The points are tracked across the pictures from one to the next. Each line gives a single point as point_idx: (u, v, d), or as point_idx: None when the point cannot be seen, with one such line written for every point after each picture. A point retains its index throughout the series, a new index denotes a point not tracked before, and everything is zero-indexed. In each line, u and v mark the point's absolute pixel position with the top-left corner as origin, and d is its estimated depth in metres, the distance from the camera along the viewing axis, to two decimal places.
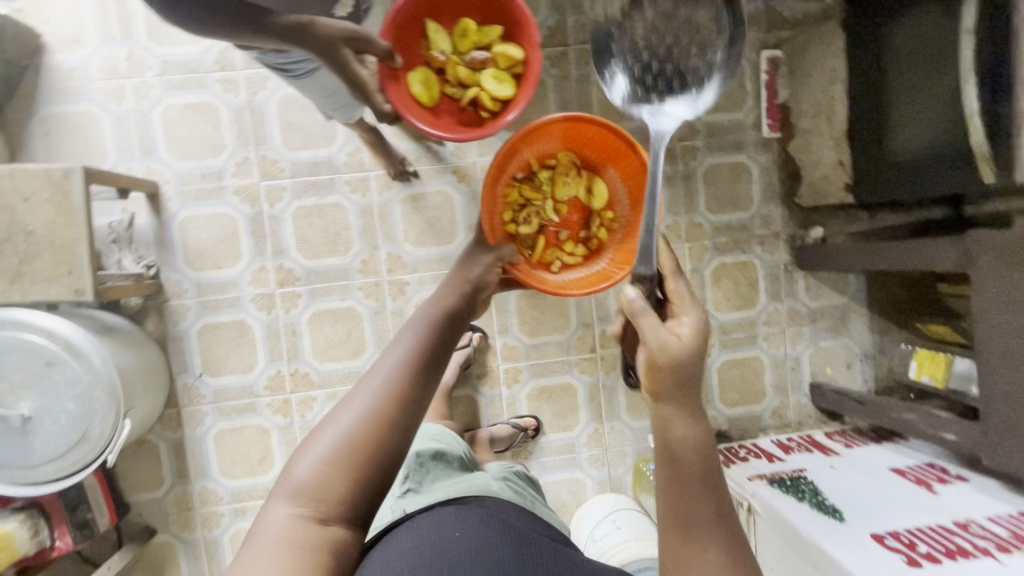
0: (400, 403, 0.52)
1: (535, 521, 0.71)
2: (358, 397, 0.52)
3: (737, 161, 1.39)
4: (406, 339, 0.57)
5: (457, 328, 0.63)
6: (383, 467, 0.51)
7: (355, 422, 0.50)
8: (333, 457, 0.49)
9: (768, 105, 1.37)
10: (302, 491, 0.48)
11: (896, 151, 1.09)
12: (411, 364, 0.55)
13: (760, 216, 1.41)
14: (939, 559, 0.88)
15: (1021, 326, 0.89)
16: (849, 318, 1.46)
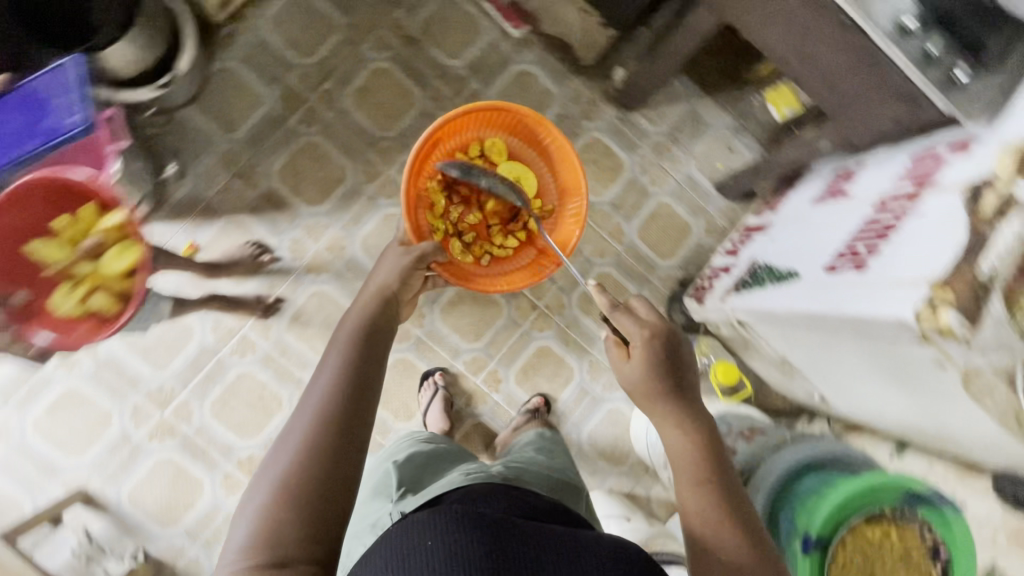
0: (326, 428, 0.65)
1: (518, 497, 0.75)
2: (290, 438, 0.64)
3: (514, 73, 1.41)
4: (326, 376, 0.72)
5: (375, 350, 0.78)
6: (324, 483, 0.60)
7: (295, 453, 0.62)
8: (274, 494, 0.59)
9: (499, 10, 1.39)
10: (252, 542, 0.55)
11: None
12: (335, 398, 0.68)
13: (568, 98, 1.44)
14: (877, 247, 0.91)
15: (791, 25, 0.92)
16: (701, 113, 1.50)
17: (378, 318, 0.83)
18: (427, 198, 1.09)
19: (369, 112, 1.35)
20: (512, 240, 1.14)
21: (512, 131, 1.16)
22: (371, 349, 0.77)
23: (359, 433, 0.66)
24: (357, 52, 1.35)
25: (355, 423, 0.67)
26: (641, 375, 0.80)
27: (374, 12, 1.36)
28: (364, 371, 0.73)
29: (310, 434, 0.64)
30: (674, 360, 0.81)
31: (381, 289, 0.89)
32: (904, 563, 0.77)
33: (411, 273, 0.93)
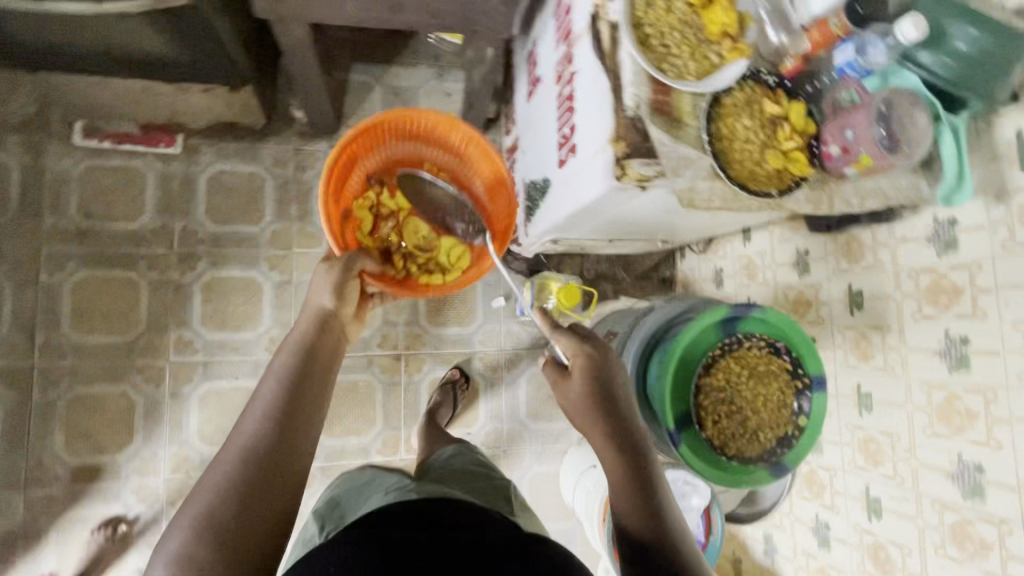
0: (249, 475, 0.57)
1: (433, 509, 0.68)
2: (222, 464, 0.58)
3: (204, 183, 1.28)
4: (266, 392, 0.63)
5: (313, 375, 0.68)
6: (241, 552, 0.54)
7: (227, 479, 0.56)
8: (196, 521, 0.53)
9: (140, 143, 1.25)
10: (181, 560, 0.51)
11: (179, 57, 1.01)
12: (264, 436, 0.60)
13: (272, 163, 1.32)
14: (572, 124, 0.88)
15: None
16: (398, 82, 1.41)
17: (320, 338, 0.73)
18: (353, 213, 0.96)
19: (104, 327, 1.21)
20: (442, 256, 1.01)
21: (432, 142, 0.96)
22: (308, 376, 0.68)
23: (278, 491, 0.58)
24: (43, 287, 1.19)
25: (281, 476, 0.59)
26: (576, 401, 0.73)
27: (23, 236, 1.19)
28: (298, 417, 0.63)
29: (244, 462, 0.58)
30: (607, 389, 0.73)
31: (313, 306, 0.77)
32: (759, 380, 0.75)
33: (320, 287, 0.78)
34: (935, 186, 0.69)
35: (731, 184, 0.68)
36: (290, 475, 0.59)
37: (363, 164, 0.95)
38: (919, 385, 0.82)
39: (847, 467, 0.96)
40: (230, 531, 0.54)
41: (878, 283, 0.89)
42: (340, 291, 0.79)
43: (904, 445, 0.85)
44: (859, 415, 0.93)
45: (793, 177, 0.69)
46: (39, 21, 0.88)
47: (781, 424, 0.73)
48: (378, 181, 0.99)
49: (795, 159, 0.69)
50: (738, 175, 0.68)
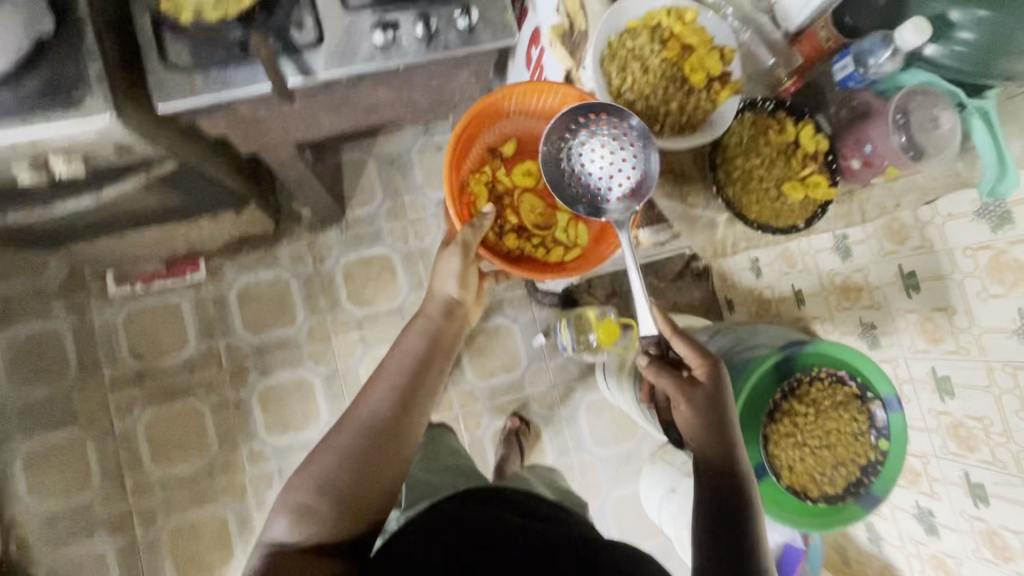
0: (373, 443, 0.68)
1: (524, 500, 0.75)
2: (350, 429, 0.69)
3: (235, 298, 1.33)
4: (389, 385, 0.73)
5: (428, 372, 0.76)
6: (361, 504, 0.66)
7: (351, 444, 0.67)
8: (320, 488, 0.65)
9: (169, 277, 1.30)
10: (303, 513, 0.64)
11: (184, 206, 1.04)
12: (385, 411, 0.70)
13: (293, 263, 1.35)
14: None
15: (327, 111, 0.85)
16: (389, 150, 1.41)
17: (444, 325, 0.82)
18: (469, 186, 0.86)
19: (181, 456, 1.28)
20: (562, 233, 0.87)
21: (552, 115, 0.83)
22: (429, 367, 0.77)
23: (395, 464, 0.69)
24: (119, 433, 1.26)
25: (398, 449, 0.70)
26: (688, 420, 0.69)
27: (89, 391, 1.27)
28: (416, 408, 0.73)
29: (370, 430, 0.69)
30: (723, 420, 0.68)
31: (436, 295, 0.83)
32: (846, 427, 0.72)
33: (436, 300, 0.83)
34: (979, 175, 0.63)
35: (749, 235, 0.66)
36: (400, 454, 0.70)
37: (482, 139, 0.87)
38: (1001, 366, 0.77)
39: (940, 453, 0.91)
40: (345, 485, 0.65)
41: (932, 263, 0.84)
42: (463, 283, 0.82)
43: (998, 429, 0.80)
44: (941, 399, 0.88)
45: (818, 206, 0.65)
46: (56, 224, 0.93)
47: (861, 455, 0.69)
48: (498, 153, 0.89)
49: (817, 186, 0.65)
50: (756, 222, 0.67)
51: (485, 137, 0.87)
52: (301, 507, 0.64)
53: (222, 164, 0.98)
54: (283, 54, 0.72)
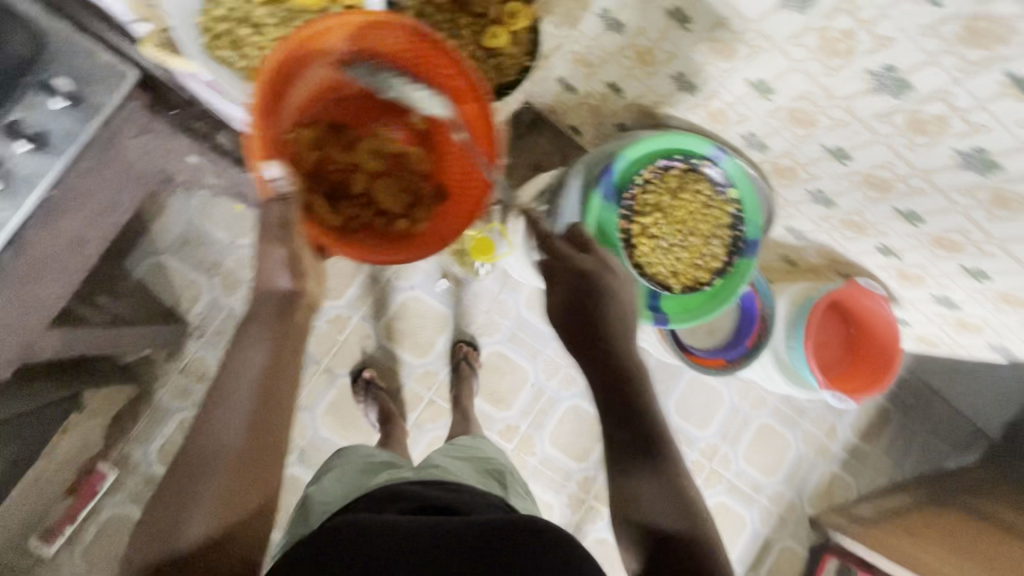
0: (218, 480, 0.60)
1: (421, 492, 0.70)
2: (194, 466, 0.60)
3: (160, 467, 1.23)
4: (239, 412, 0.63)
5: (283, 398, 0.67)
6: (232, 552, 0.59)
7: (204, 485, 0.59)
8: (167, 539, 0.57)
9: (84, 501, 1.19)
10: (153, 562, 0.57)
11: (12, 448, 0.94)
12: (238, 434, 0.62)
13: (181, 400, 1.24)
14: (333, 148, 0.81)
15: (33, 284, 0.70)
16: (172, 234, 1.24)
17: (283, 321, 0.72)
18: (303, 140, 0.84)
19: None
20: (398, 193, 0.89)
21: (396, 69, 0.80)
22: (277, 386, 0.67)
23: (251, 494, 0.61)
24: None
25: (255, 482, 0.61)
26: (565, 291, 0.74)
27: None
28: (273, 426, 0.65)
29: (210, 466, 0.60)
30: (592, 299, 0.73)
31: (270, 287, 0.74)
32: (702, 214, 0.82)
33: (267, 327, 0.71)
34: None
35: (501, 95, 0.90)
36: (259, 482, 0.62)
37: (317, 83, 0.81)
38: (789, 42, 0.75)
39: (797, 143, 0.91)
40: (180, 538, 0.57)
41: None
42: (296, 271, 0.75)
43: (822, 96, 0.79)
44: (768, 100, 0.87)
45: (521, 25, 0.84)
46: None
47: (724, 219, 0.81)
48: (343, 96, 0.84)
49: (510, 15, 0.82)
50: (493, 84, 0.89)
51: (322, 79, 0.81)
52: (139, 568, 0.57)
53: (4, 399, 0.87)
54: None
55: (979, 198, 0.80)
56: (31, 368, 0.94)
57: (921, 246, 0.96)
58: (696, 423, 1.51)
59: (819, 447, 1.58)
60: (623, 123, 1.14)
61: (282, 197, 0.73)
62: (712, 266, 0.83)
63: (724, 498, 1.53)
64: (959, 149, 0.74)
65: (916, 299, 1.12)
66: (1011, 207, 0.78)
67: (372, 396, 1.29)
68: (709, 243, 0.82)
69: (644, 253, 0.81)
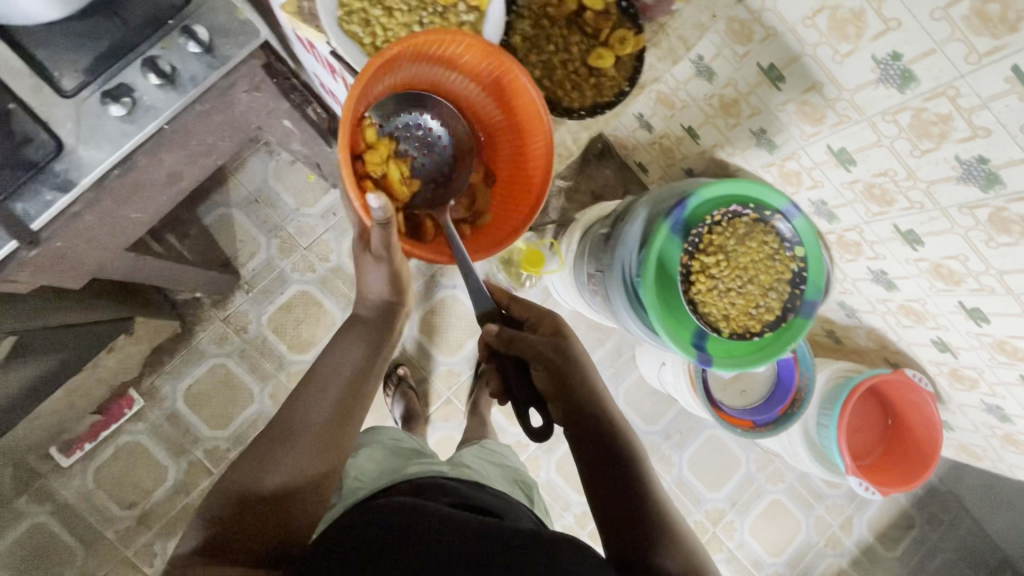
0: (299, 450, 0.69)
1: (463, 490, 0.75)
2: (285, 433, 0.70)
3: (184, 405, 1.28)
4: (330, 392, 0.74)
5: (365, 386, 0.77)
6: (296, 508, 0.67)
7: (290, 447, 0.69)
8: (248, 484, 0.66)
9: (108, 422, 1.24)
10: (227, 503, 0.65)
11: (66, 354, 1.00)
12: (326, 414, 0.72)
13: (218, 347, 1.29)
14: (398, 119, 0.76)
15: (127, 206, 0.76)
16: (245, 192, 1.31)
17: (377, 328, 0.83)
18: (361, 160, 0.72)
19: None
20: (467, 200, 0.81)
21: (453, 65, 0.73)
22: (362, 383, 0.77)
23: (323, 463, 0.70)
24: None
25: (329, 455, 0.70)
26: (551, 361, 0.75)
27: (102, 559, 1.24)
28: (351, 416, 0.74)
29: (297, 437, 0.70)
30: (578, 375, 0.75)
31: (371, 299, 0.83)
32: (763, 262, 0.79)
33: (359, 324, 0.83)
34: None
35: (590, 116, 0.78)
36: (334, 453, 0.71)
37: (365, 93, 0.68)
38: (881, 118, 0.75)
39: (868, 219, 0.90)
40: (262, 484, 0.66)
41: (783, 47, 0.79)
42: (394, 285, 0.81)
43: (903, 176, 0.79)
44: (847, 171, 0.87)
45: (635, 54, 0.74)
46: None
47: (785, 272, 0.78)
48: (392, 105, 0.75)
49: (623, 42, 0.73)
50: (587, 103, 0.78)
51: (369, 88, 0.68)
52: (217, 509, 0.65)
53: (76, 307, 0.93)
54: (30, 181, 0.63)
55: None
56: (97, 285, 1.01)
57: (981, 348, 0.92)
58: (707, 482, 1.47)
59: (831, 538, 1.51)
60: (693, 169, 1.15)
61: (382, 223, 0.69)
62: (764, 318, 0.80)
63: (721, 567, 1.47)
64: None
65: (965, 403, 1.07)
66: None
67: (400, 394, 1.32)
68: (766, 295, 0.80)
69: (698, 292, 0.78)
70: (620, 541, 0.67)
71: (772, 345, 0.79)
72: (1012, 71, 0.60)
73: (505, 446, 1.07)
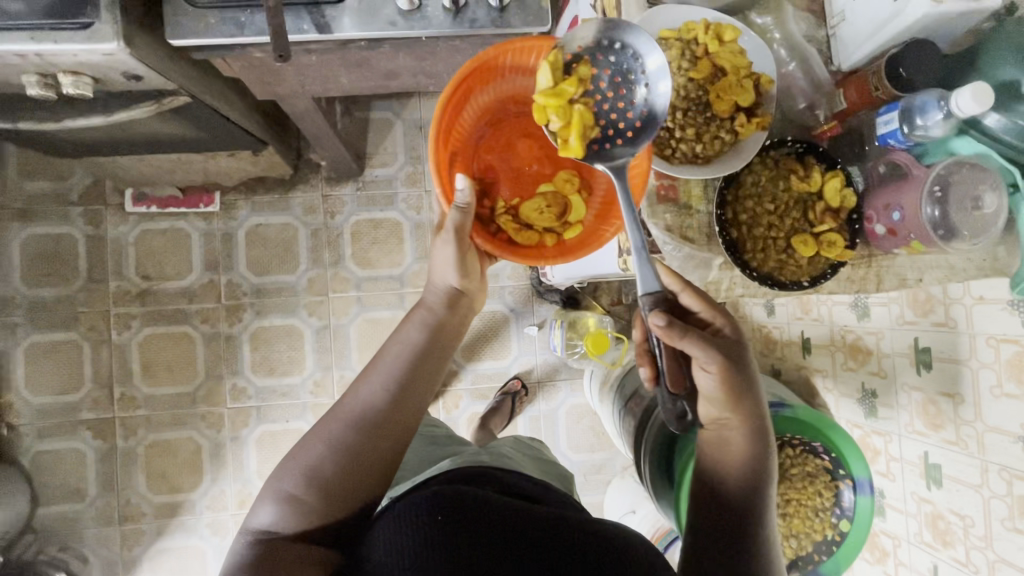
0: (356, 437, 0.59)
1: (506, 481, 0.66)
2: (340, 417, 0.61)
3: (243, 235, 1.34)
4: (396, 361, 0.64)
5: (437, 343, 0.68)
6: (361, 490, 0.59)
7: (344, 429, 0.60)
8: (310, 471, 0.58)
9: (183, 204, 1.32)
10: (289, 493, 0.57)
11: (205, 139, 1.07)
12: (383, 394, 0.62)
13: (304, 213, 1.35)
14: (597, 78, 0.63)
15: (345, 71, 0.82)
16: (417, 117, 1.38)
17: (447, 317, 0.70)
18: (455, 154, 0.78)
19: (169, 379, 1.31)
20: (552, 211, 0.78)
21: None
22: (431, 355, 0.67)
23: (387, 442, 0.61)
24: (114, 345, 1.31)
25: (393, 436, 0.61)
26: (732, 370, 0.61)
27: (90, 300, 1.30)
28: (413, 389, 0.63)
29: (357, 425, 0.60)
30: (748, 385, 0.63)
31: (437, 285, 0.72)
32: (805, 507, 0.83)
33: (460, 304, 0.73)
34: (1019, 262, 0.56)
35: (758, 282, 0.61)
36: (394, 433, 0.61)
37: (470, 100, 0.75)
38: (998, 470, 0.71)
39: (914, 540, 0.85)
40: (321, 473, 0.58)
41: (950, 344, 0.77)
42: (465, 271, 0.71)
43: (979, 533, 0.74)
44: (926, 486, 0.82)
45: (829, 264, 0.62)
46: (94, 140, 1.00)
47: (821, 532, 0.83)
48: (488, 120, 0.81)
49: (831, 243, 0.61)
50: (762, 270, 0.62)
51: (472, 96, 0.74)
52: (277, 501, 0.58)
53: (247, 114, 1.01)
54: (302, 6, 0.70)
55: None
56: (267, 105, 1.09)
57: None
58: None
59: None
60: (783, 374, 1.13)
61: (462, 207, 0.68)
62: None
63: None
64: None
65: None
66: None
67: None
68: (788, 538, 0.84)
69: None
70: None
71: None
72: None
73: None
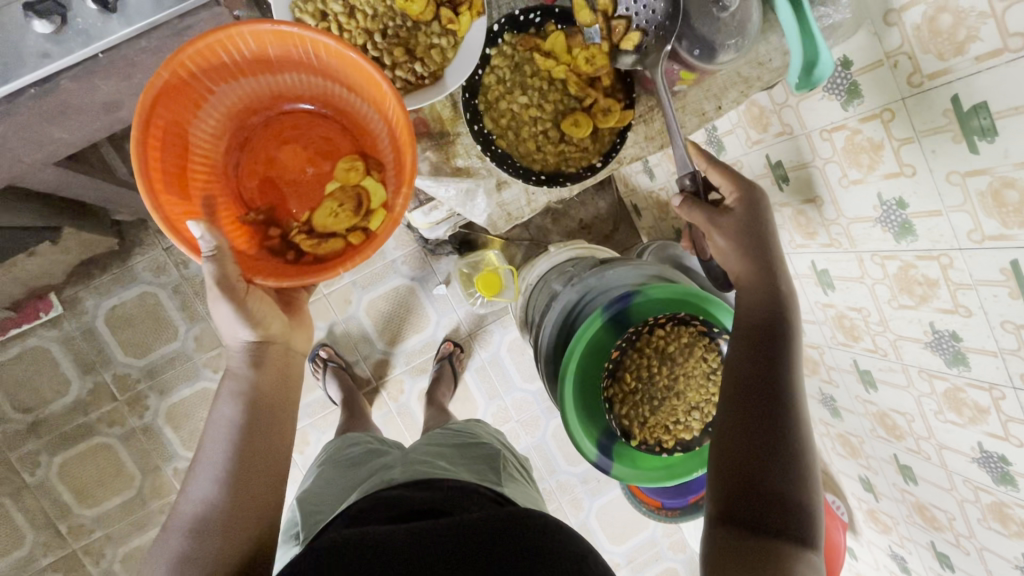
0: (209, 528, 0.55)
1: (406, 496, 0.67)
2: (187, 518, 0.57)
3: (104, 324, 1.22)
4: (226, 443, 0.60)
5: (273, 403, 0.64)
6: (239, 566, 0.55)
7: (195, 526, 0.56)
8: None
9: (21, 322, 1.18)
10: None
11: None
12: (224, 480, 0.58)
13: (153, 275, 1.22)
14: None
15: (49, 127, 0.69)
16: None
17: (265, 367, 0.66)
18: (213, 197, 0.68)
19: (108, 492, 1.25)
20: (346, 206, 0.68)
21: (264, 70, 0.65)
22: (265, 420, 0.63)
23: (240, 541, 0.56)
24: (34, 487, 1.23)
25: (248, 524, 0.57)
26: (753, 231, 0.64)
27: None
28: (258, 463, 0.60)
29: (197, 534, 0.55)
30: (762, 242, 0.64)
31: (232, 346, 0.65)
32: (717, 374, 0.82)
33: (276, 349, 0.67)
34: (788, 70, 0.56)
35: (551, 183, 0.65)
36: (246, 528, 0.57)
37: (189, 136, 0.65)
38: (871, 257, 0.69)
39: (831, 343, 0.85)
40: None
41: (795, 150, 0.72)
42: (255, 319, 0.64)
43: (875, 319, 0.73)
44: (823, 292, 0.81)
45: (614, 135, 0.65)
46: None
47: None
48: (237, 144, 0.71)
49: (606, 114, 0.64)
50: (550, 167, 0.66)
51: (185, 130, 0.64)
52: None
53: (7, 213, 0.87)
54: None
55: (979, 497, 0.73)
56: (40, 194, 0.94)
57: (902, 503, 0.89)
58: (611, 536, 1.45)
59: None
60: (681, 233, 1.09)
61: (214, 254, 0.60)
62: (680, 436, 0.73)
63: None
64: (983, 445, 0.68)
65: (872, 542, 1.04)
66: (1007, 526, 0.71)
67: (331, 372, 1.26)
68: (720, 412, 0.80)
69: (617, 394, 0.73)
70: (731, 517, 0.54)
71: (684, 464, 0.71)
72: (1010, 263, 0.54)
73: (487, 428, 1.02)
